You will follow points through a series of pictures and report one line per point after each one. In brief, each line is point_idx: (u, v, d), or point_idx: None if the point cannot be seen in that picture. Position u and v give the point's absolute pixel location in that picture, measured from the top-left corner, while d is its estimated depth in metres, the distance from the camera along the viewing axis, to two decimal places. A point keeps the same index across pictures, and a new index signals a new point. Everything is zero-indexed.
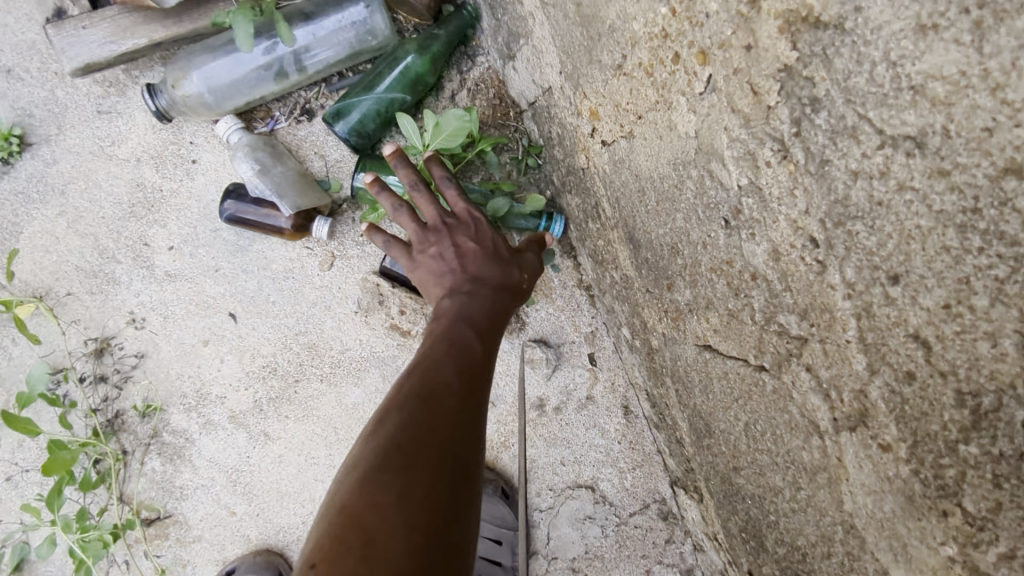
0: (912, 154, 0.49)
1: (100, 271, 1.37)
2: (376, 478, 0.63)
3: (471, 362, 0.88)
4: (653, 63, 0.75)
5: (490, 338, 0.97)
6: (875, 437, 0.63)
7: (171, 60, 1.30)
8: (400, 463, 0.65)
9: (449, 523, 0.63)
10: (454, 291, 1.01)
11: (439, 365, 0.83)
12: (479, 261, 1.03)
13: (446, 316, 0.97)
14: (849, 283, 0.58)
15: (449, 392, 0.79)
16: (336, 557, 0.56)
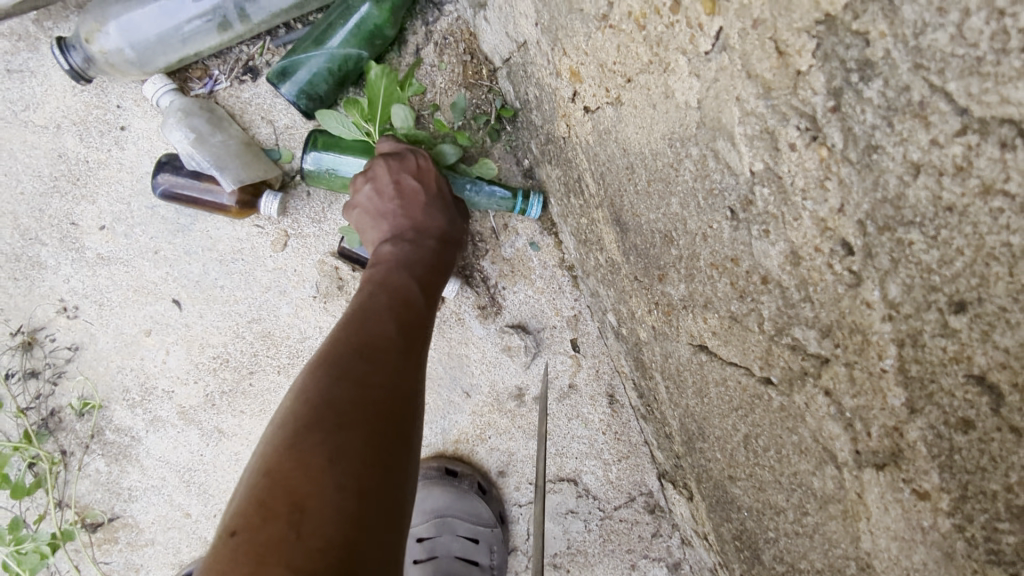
0: (1012, 146, 0.38)
1: (23, 255, 1.22)
2: (288, 469, 0.60)
3: (407, 320, 0.87)
4: (646, 13, 0.60)
5: (432, 289, 0.97)
6: (909, 482, 0.52)
7: (84, 9, 1.11)
8: (334, 423, 0.65)
9: (365, 520, 0.60)
10: (396, 239, 0.99)
11: (375, 325, 0.82)
12: (420, 211, 1.01)
13: (387, 261, 0.96)
14: (892, 303, 0.47)
15: (388, 346, 0.80)
16: (256, 525, 0.57)
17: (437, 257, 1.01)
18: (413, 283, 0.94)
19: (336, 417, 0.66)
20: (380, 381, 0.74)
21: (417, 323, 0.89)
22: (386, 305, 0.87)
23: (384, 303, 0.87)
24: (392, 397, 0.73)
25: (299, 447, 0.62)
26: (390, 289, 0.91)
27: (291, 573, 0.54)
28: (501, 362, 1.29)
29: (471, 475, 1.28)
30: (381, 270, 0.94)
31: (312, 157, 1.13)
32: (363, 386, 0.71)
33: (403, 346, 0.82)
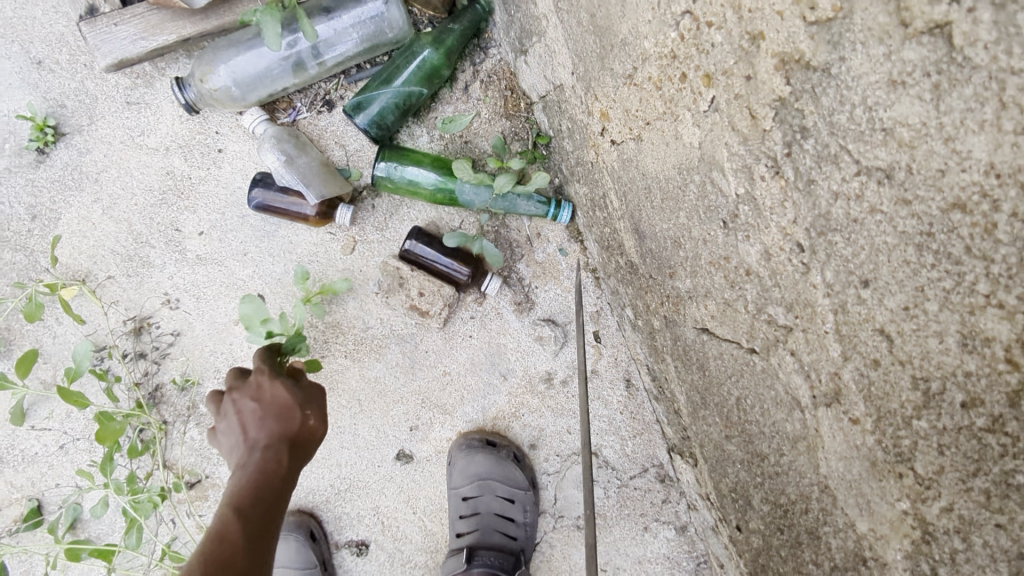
0: (882, 183, 0.58)
1: (135, 255, 1.46)
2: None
3: (252, 521, 0.89)
4: (662, 79, 0.83)
5: (292, 481, 0.98)
6: (847, 411, 0.74)
7: (198, 55, 1.35)
8: None
9: None
10: (249, 445, 0.96)
11: (222, 547, 0.84)
12: (257, 426, 0.97)
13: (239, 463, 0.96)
14: (828, 283, 0.68)
15: (233, 564, 0.83)
16: None
17: (275, 474, 0.95)
18: (252, 505, 0.90)
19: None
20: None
21: (258, 533, 0.88)
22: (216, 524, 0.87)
23: (214, 530, 0.86)
24: None
25: None
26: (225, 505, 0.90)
27: None
28: (534, 350, 1.51)
29: (507, 446, 1.49)
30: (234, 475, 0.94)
31: (383, 165, 1.39)
32: None
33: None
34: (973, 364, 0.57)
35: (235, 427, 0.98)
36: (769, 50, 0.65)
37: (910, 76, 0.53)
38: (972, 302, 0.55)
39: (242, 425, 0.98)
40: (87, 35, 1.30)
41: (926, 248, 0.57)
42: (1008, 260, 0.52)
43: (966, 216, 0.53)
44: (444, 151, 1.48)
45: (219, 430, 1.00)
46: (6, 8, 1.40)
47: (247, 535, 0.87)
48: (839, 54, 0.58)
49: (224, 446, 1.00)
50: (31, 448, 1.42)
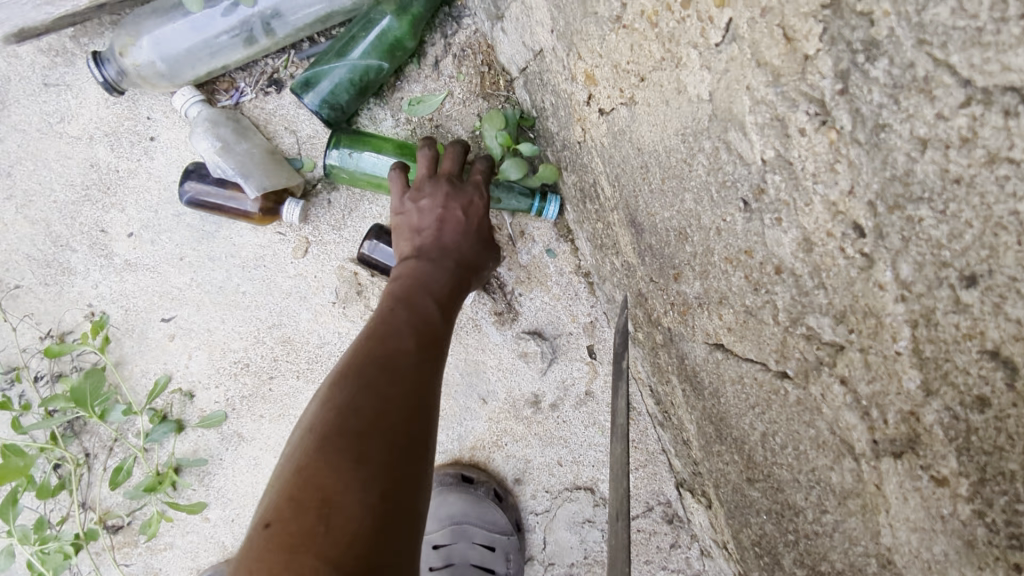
0: (1012, 113, 0.40)
1: (54, 261, 1.26)
2: (312, 468, 0.61)
3: (427, 335, 0.86)
4: (658, 10, 0.62)
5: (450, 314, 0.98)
6: (927, 468, 0.51)
7: (118, 25, 1.16)
8: (353, 428, 0.65)
9: (399, 521, 0.61)
10: (457, 230, 1.03)
11: (395, 339, 0.81)
12: (455, 233, 1.03)
13: (419, 278, 0.96)
14: (904, 283, 0.48)
15: (407, 358, 0.78)
16: (290, 520, 0.58)
17: (455, 275, 1.01)
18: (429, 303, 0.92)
19: (361, 418, 0.67)
20: (401, 387, 0.73)
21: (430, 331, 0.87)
22: (402, 316, 0.87)
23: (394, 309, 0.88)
24: (413, 403, 0.72)
25: (320, 455, 0.62)
26: (403, 289, 0.94)
27: (327, 559, 0.55)
28: (518, 369, 1.29)
29: (487, 482, 1.28)
30: (426, 268, 0.98)
31: (336, 154, 1.17)
32: (362, 430, 0.65)
33: (397, 374, 0.74)
34: None
35: (439, 216, 1.02)
36: None
37: None
38: None
39: (444, 229, 1.03)
40: None
41: None
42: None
43: None
44: (412, 137, 1.27)
45: (411, 213, 1.03)
46: None
47: (440, 322, 0.91)
48: None
49: (400, 224, 1.05)
50: None
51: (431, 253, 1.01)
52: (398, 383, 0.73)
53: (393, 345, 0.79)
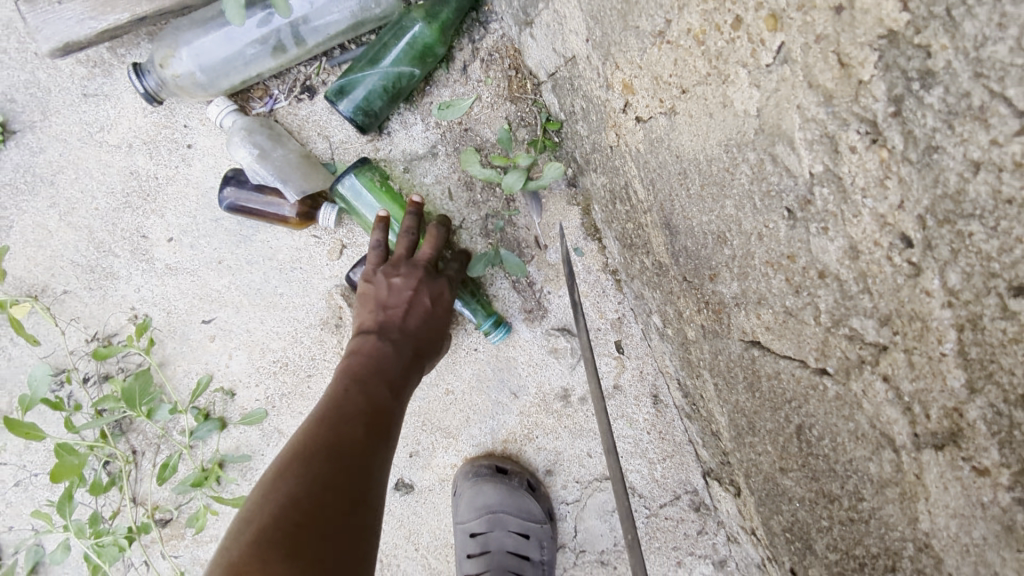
0: None
1: (98, 266, 1.29)
2: (249, 570, 0.66)
3: (378, 422, 0.91)
4: (705, 29, 0.66)
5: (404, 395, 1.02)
6: (968, 459, 0.56)
7: (157, 36, 1.19)
8: (295, 522, 0.72)
9: None
10: (420, 313, 1.07)
11: (346, 428, 0.86)
12: (418, 317, 1.07)
13: (374, 357, 1.00)
14: (951, 290, 0.52)
15: (355, 448, 0.84)
16: None
17: (410, 356, 1.05)
18: (384, 390, 0.96)
19: (298, 513, 0.73)
20: (340, 480, 0.79)
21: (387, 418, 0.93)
22: (357, 401, 0.92)
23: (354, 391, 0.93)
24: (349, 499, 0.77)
25: (256, 549, 0.68)
26: (362, 370, 0.98)
27: None
28: (547, 364, 1.34)
29: (520, 473, 1.32)
30: (383, 347, 1.02)
31: (349, 181, 1.18)
32: (302, 524, 0.72)
33: (340, 467, 0.80)
34: None
35: (405, 298, 1.06)
36: None
37: None
38: None
39: (409, 311, 1.06)
40: (27, 16, 1.14)
41: None
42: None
43: None
44: (442, 142, 1.31)
45: (378, 286, 1.06)
46: None
47: (393, 409, 0.96)
48: None
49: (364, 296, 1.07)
50: None
51: (392, 333, 1.04)
52: (338, 478, 0.79)
53: (342, 433, 0.85)
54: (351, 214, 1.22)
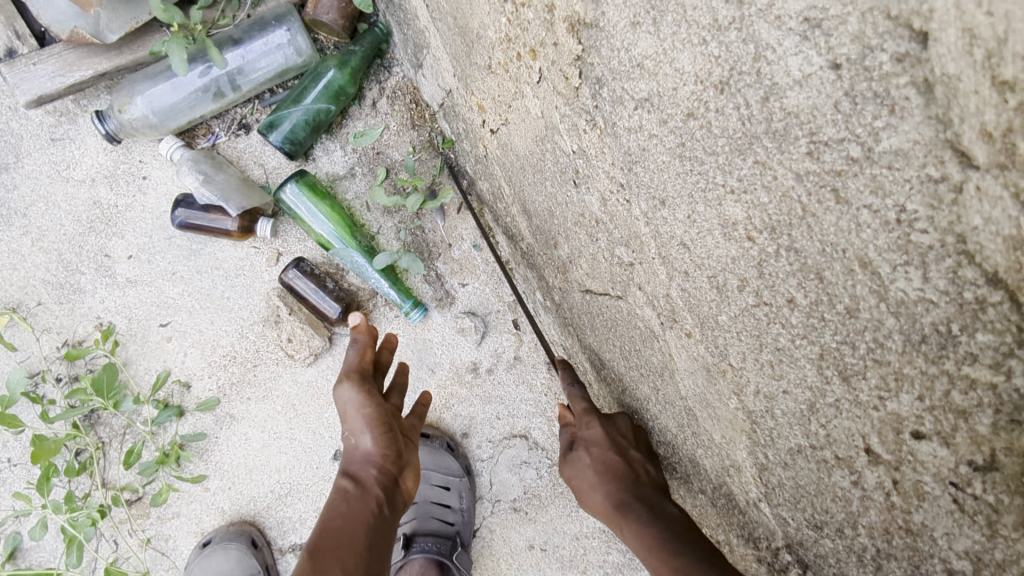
0: (647, 109, 0.71)
1: (66, 283, 1.52)
2: None
3: (381, 522, 0.95)
4: (506, 61, 0.95)
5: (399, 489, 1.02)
6: (682, 327, 0.83)
7: (116, 88, 1.46)
8: None
9: None
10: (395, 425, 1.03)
11: (360, 536, 0.91)
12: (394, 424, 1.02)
13: (368, 463, 0.98)
14: (644, 213, 0.79)
15: (367, 556, 0.90)
16: None
17: (392, 466, 1.00)
18: (385, 487, 0.97)
19: None
20: None
21: (379, 536, 0.94)
22: (362, 507, 0.94)
23: (339, 513, 0.93)
24: None
25: None
26: (361, 481, 0.97)
27: None
28: (457, 342, 1.59)
29: (439, 436, 1.57)
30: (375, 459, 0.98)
31: (291, 189, 1.46)
32: None
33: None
34: (734, 249, 0.68)
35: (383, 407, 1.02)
36: (559, 17, 0.77)
37: (641, 19, 0.66)
38: (719, 194, 0.67)
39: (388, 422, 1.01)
40: (7, 75, 1.40)
41: (687, 155, 0.68)
42: (727, 152, 0.64)
43: (697, 123, 0.66)
44: (358, 164, 1.59)
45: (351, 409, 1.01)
46: None
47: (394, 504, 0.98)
48: (600, 12, 0.71)
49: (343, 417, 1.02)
50: None
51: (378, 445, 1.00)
52: None
53: (355, 542, 0.90)
54: (295, 220, 1.51)
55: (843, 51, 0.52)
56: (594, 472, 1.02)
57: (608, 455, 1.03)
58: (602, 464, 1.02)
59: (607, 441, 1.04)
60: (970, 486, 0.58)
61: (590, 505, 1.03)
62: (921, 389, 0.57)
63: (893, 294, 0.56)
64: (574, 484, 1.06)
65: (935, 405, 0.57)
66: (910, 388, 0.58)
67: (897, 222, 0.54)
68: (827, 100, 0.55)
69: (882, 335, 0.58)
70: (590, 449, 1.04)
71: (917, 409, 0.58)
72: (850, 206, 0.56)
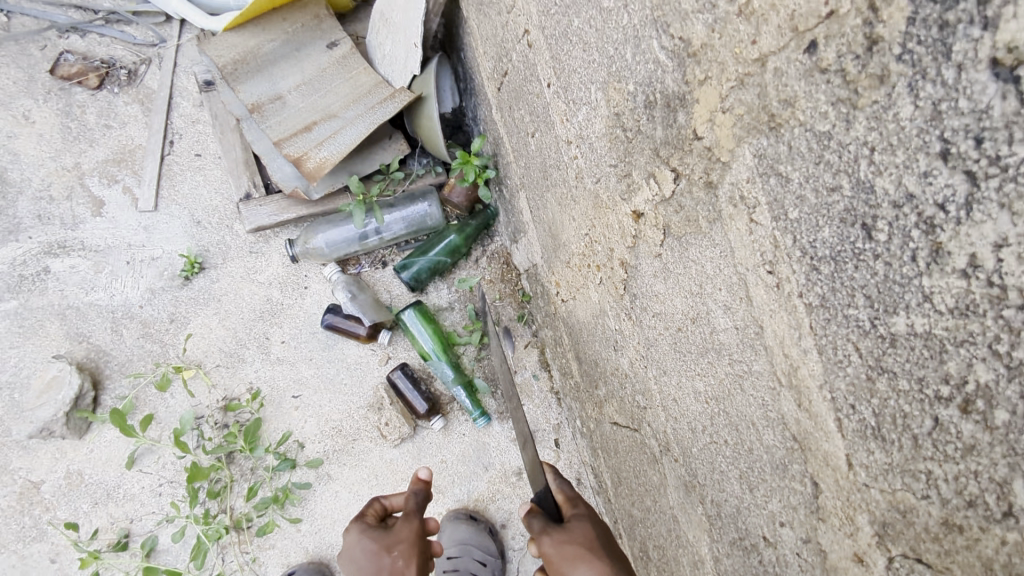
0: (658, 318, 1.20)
1: (234, 353, 2.07)
2: None
3: None
4: (579, 264, 1.49)
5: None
6: (670, 455, 1.28)
7: (307, 225, 2.11)
8: None
9: None
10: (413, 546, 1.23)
11: None
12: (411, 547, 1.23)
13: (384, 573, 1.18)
14: (653, 377, 1.27)
15: None
16: None
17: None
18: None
19: None
20: None
21: None
22: None
23: None
24: None
25: None
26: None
27: None
28: (509, 449, 2.03)
29: (485, 521, 1.95)
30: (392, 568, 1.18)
31: (408, 314, 2.01)
32: None
33: None
34: None
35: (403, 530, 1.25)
36: (611, 253, 1.28)
37: None
38: None
39: (406, 545, 1.22)
40: (242, 210, 2.09)
41: None
42: None
43: None
44: (457, 301, 2.14)
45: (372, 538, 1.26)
46: (186, 189, 2.24)
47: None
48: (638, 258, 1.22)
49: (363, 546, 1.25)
50: (132, 488, 1.95)
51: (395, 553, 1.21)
52: None
53: None
54: (406, 334, 2.06)
55: (738, 320, 0.89)
56: (593, 540, 1.16)
57: (597, 531, 1.20)
58: (597, 535, 1.18)
59: (595, 520, 1.23)
60: (801, 554, 0.89)
61: (586, 566, 1.10)
62: (776, 496, 0.92)
63: (763, 442, 0.91)
64: (569, 548, 1.13)
65: (783, 502, 0.90)
66: (775, 497, 0.92)
67: (764, 409, 0.88)
68: (736, 341, 0.90)
69: (759, 467, 0.94)
70: (588, 523, 1.20)
71: (778, 507, 0.92)
72: (745, 391, 0.92)
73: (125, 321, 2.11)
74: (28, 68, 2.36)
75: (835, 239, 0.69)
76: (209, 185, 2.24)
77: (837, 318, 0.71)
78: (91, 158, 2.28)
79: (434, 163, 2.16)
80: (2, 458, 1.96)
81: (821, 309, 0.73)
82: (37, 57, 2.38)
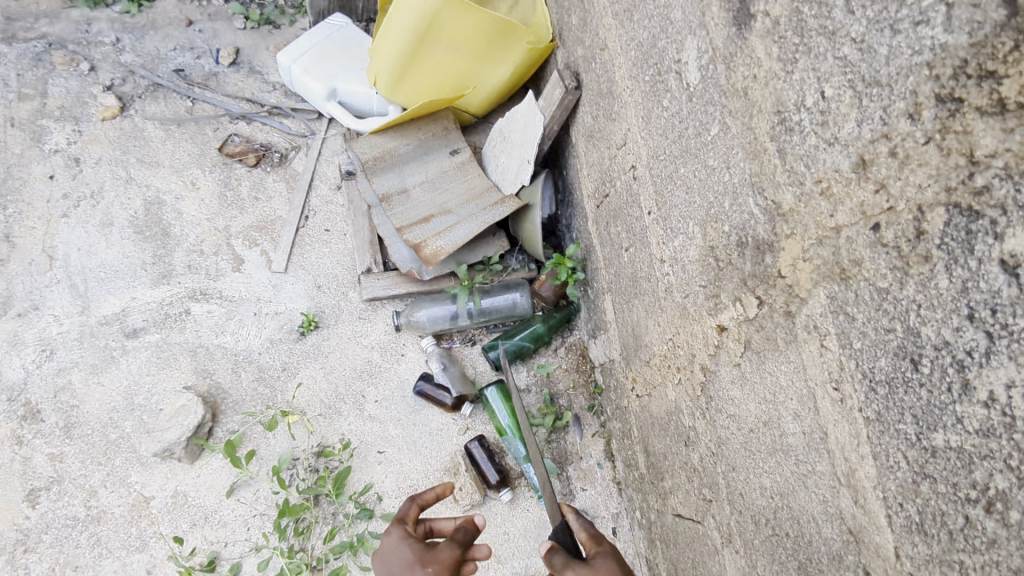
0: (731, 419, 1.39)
1: (333, 405, 2.33)
2: None
3: None
4: (659, 363, 1.70)
5: None
6: (732, 547, 1.41)
7: (413, 301, 2.43)
8: None
9: None
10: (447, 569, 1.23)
11: None
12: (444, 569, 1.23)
13: None
14: (720, 472, 1.43)
15: None
16: None
17: None
18: None
19: None
20: None
21: None
22: None
23: None
24: None
25: None
26: None
27: None
28: None
29: None
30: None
31: (490, 390, 2.25)
32: None
33: None
34: None
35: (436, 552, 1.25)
36: (692, 358, 1.49)
37: None
38: None
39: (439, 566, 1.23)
40: (363, 282, 2.46)
41: None
42: None
43: None
44: (535, 384, 2.35)
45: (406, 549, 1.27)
46: (314, 258, 2.61)
47: None
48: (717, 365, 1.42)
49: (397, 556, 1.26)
50: (227, 515, 2.18)
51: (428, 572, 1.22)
52: None
53: None
54: (487, 409, 2.28)
55: (806, 427, 1.08)
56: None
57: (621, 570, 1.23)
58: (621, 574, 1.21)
59: (618, 559, 1.27)
60: None
61: None
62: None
63: (822, 535, 1.07)
64: None
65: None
66: None
67: (825, 505, 1.05)
68: (803, 445, 1.09)
69: (817, 557, 1.09)
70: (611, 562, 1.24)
71: None
72: (807, 489, 1.09)
73: (244, 364, 2.41)
74: (203, 146, 2.86)
75: (890, 367, 0.89)
76: (334, 257, 2.61)
77: (889, 430, 0.90)
78: (239, 223, 2.70)
79: (528, 259, 2.47)
80: (124, 471, 2.25)
81: (877, 422, 0.92)
82: (211, 137, 2.89)
